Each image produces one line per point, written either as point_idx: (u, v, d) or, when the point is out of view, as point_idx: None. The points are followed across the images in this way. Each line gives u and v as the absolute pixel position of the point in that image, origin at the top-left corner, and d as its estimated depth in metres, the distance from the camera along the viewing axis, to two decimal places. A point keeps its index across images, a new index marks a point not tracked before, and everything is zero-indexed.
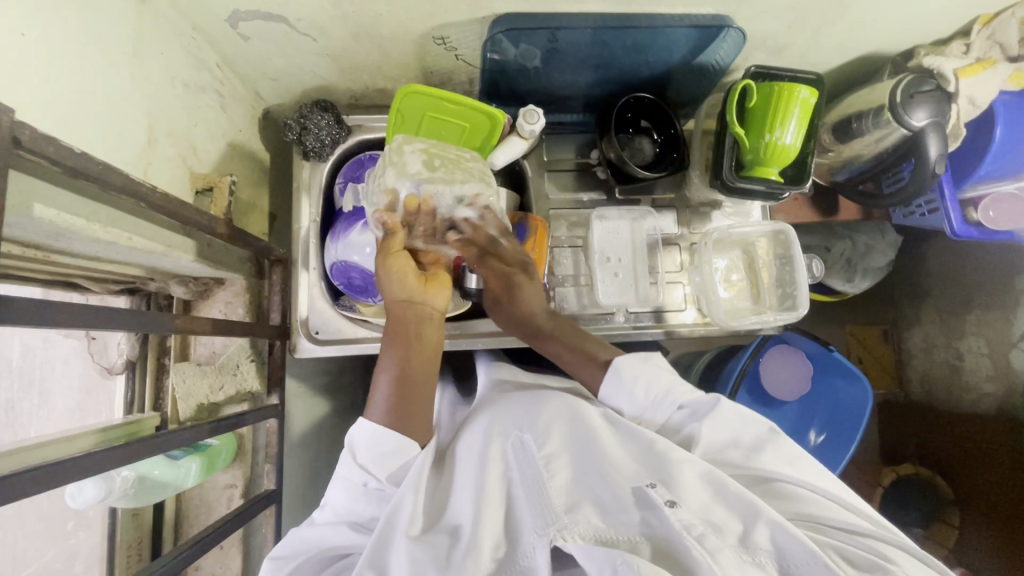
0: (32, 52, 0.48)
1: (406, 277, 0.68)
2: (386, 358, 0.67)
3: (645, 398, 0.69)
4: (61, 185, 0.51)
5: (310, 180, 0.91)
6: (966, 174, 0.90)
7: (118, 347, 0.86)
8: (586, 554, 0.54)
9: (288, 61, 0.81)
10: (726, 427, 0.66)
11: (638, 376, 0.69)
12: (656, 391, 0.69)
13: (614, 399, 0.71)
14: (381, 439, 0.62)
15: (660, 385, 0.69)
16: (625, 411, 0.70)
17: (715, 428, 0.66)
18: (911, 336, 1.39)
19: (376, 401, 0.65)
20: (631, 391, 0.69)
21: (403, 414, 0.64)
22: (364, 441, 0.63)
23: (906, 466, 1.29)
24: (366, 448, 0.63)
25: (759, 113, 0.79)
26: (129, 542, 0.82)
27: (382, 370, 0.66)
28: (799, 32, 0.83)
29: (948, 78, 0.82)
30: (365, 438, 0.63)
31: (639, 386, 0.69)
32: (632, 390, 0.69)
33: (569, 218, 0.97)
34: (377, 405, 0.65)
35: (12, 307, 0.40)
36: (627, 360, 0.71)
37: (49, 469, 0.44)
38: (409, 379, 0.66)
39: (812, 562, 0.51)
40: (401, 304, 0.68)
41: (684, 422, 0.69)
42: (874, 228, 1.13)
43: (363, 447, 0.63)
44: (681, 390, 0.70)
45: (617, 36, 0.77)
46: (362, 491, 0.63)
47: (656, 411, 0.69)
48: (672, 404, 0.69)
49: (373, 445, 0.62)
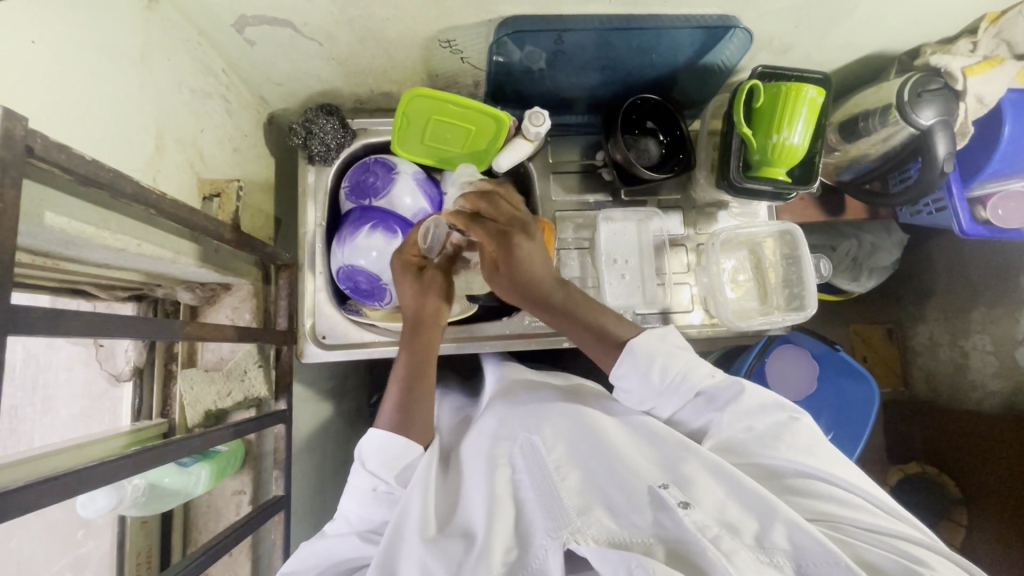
0: (41, 59, 0.47)
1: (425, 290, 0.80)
2: (399, 366, 0.72)
3: (662, 381, 0.66)
4: (72, 193, 0.51)
5: (316, 184, 0.90)
6: (975, 172, 0.90)
7: (126, 354, 0.86)
8: (600, 557, 0.51)
9: (293, 66, 0.81)
10: (740, 417, 0.65)
11: (654, 357, 0.67)
12: (673, 376, 0.66)
13: (628, 380, 0.68)
14: (389, 445, 0.64)
15: (678, 368, 0.67)
16: (639, 395, 0.68)
17: (734, 418, 0.66)
18: (915, 334, 1.39)
19: (386, 409, 0.68)
20: (646, 374, 0.66)
21: (409, 421, 0.67)
22: (373, 448, 0.64)
23: (912, 465, 1.30)
24: (375, 453, 0.64)
25: (766, 114, 0.79)
26: (138, 550, 0.81)
27: (394, 378, 0.71)
28: (805, 32, 0.82)
29: (955, 77, 0.82)
30: (374, 448, 0.64)
31: (655, 367, 0.66)
32: (648, 372, 0.66)
33: (575, 220, 0.97)
34: (386, 414, 0.68)
35: (25, 317, 0.40)
36: (646, 340, 0.68)
37: (65, 478, 0.45)
38: (418, 388, 0.69)
39: (831, 563, 0.50)
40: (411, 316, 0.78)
41: (699, 409, 0.68)
42: (880, 227, 1.13)
43: (372, 453, 0.64)
44: (699, 373, 0.67)
45: (622, 37, 0.77)
46: (373, 497, 0.64)
47: (674, 396, 0.67)
48: (690, 390, 0.67)
49: (381, 451, 0.64)
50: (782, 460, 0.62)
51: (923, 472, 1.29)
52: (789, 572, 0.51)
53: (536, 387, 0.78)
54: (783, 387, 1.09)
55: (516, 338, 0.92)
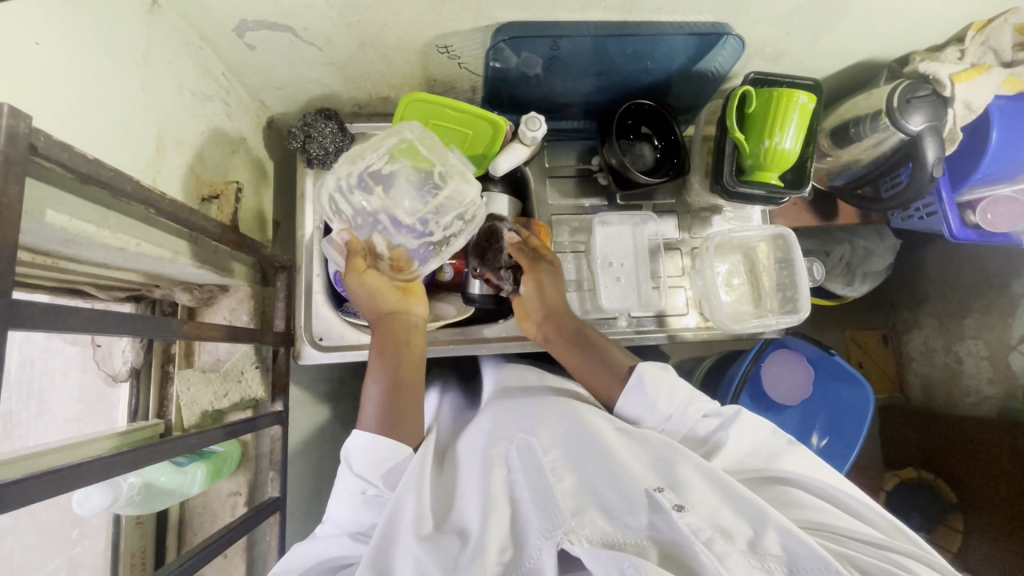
0: (44, 60, 0.48)
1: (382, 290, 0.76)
2: (377, 363, 0.72)
3: (670, 408, 0.69)
4: (73, 192, 0.51)
5: (314, 187, 0.91)
6: (964, 177, 0.91)
7: (123, 354, 0.86)
8: (593, 558, 0.52)
9: (293, 70, 0.82)
10: (747, 433, 0.67)
11: (661, 383, 0.70)
12: (679, 400, 0.69)
13: (636, 406, 0.70)
14: (377, 446, 0.64)
15: (683, 394, 0.70)
16: (650, 421, 0.70)
17: (740, 435, 0.66)
18: (909, 340, 1.40)
19: (368, 410, 0.69)
20: (654, 401, 0.69)
21: (393, 422, 0.68)
22: (360, 449, 0.65)
23: (908, 470, 1.31)
24: (362, 456, 0.65)
25: (759, 119, 0.80)
26: (132, 550, 0.81)
27: (374, 378, 0.71)
28: (796, 39, 0.84)
29: (943, 83, 0.83)
30: (361, 447, 0.65)
31: (662, 394, 0.69)
32: (655, 399, 0.69)
33: (571, 224, 0.98)
34: (369, 411, 0.69)
35: (27, 311, 0.40)
36: (651, 367, 0.71)
37: (61, 473, 0.45)
38: (397, 388, 0.70)
39: (822, 568, 0.51)
40: (386, 313, 0.76)
41: (707, 432, 0.69)
42: (873, 232, 1.14)
43: (359, 456, 0.65)
44: (701, 401, 0.70)
45: (617, 44, 0.78)
46: (362, 500, 0.64)
47: (682, 421, 0.70)
48: (696, 414, 0.69)
49: (369, 451, 0.64)
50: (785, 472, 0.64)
51: (918, 477, 1.30)
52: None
53: (530, 390, 0.78)
54: (780, 390, 1.08)
55: (512, 340, 0.93)
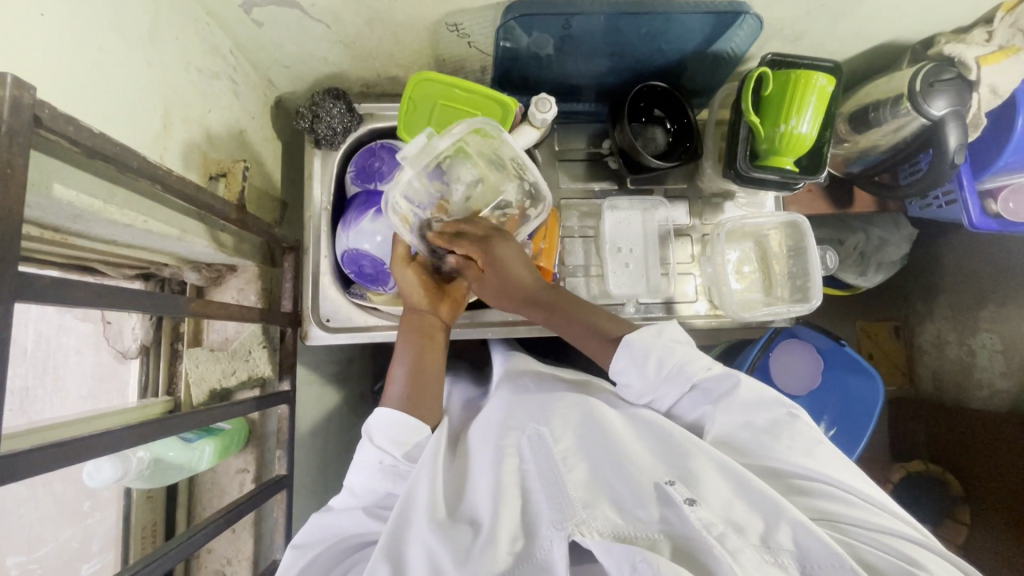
0: (51, 31, 0.48)
1: (421, 285, 0.77)
2: (406, 350, 0.74)
3: (659, 374, 0.67)
4: (78, 166, 0.51)
5: (322, 167, 0.91)
6: (985, 164, 0.89)
7: (133, 332, 0.89)
8: (604, 551, 0.52)
9: (300, 47, 0.81)
10: (737, 410, 0.65)
11: (651, 351, 0.67)
12: (670, 367, 0.67)
13: (626, 373, 0.69)
14: (400, 420, 0.66)
15: (676, 358, 0.67)
16: (639, 387, 0.69)
17: (726, 413, 0.65)
18: (923, 332, 1.36)
19: (392, 390, 0.70)
20: (643, 365, 0.67)
21: (417, 395, 0.69)
22: (382, 423, 0.66)
23: (916, 462, 1.26)
24: (384, 428, 0.66)
25: (773, 103, 0.78)
26: (143, 524, 0.85)
27: (401, 365, 0.72)
28: (815, 20, 0.82)
29: (969, 66, 0.80)
30: (383, 422, 0.66)
31: (653, 360, 0.67)
32: (645, 364, 0.67)
33: (580, 209, 0.97)
34: (394, 391, 0.70)
35: (31, 283, 0.40)
36: (641, 334, 0.68)
37: (70, 445, 0.45)
38: (422, 368, 0.72)
39: (836, 565, 0.51)
40: (413, 311, 0.77)
41: (695, 403, 0.69)
42: (890, 220, 1.12)
43: (381, 429, 0.66)
44: (697, 364, 0.67)
45: (631, 22, 0.76)
46: (379, 469, 0.65)
47: (680, 384, 0.68)
48: (687, 381, 0.67)
49: (392, 426, 0.66)
50: (786, 463, 0.62)
51: (926, 469, 1.25)
52: (793, 572, 0.51)
53: (543, 376, 0.78)
54: (785, 379, 1.07)
55: (517, 324, 0.92)
